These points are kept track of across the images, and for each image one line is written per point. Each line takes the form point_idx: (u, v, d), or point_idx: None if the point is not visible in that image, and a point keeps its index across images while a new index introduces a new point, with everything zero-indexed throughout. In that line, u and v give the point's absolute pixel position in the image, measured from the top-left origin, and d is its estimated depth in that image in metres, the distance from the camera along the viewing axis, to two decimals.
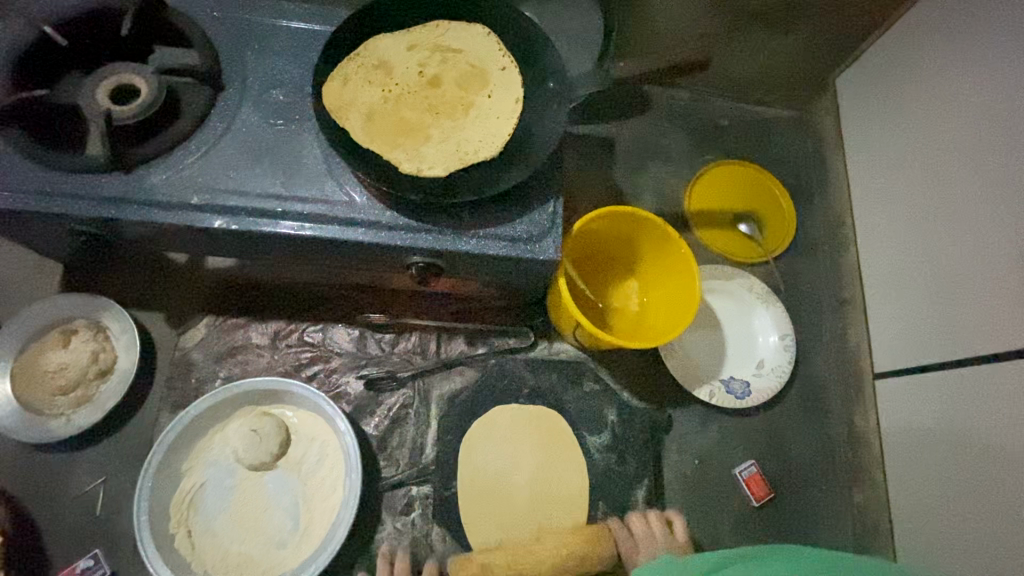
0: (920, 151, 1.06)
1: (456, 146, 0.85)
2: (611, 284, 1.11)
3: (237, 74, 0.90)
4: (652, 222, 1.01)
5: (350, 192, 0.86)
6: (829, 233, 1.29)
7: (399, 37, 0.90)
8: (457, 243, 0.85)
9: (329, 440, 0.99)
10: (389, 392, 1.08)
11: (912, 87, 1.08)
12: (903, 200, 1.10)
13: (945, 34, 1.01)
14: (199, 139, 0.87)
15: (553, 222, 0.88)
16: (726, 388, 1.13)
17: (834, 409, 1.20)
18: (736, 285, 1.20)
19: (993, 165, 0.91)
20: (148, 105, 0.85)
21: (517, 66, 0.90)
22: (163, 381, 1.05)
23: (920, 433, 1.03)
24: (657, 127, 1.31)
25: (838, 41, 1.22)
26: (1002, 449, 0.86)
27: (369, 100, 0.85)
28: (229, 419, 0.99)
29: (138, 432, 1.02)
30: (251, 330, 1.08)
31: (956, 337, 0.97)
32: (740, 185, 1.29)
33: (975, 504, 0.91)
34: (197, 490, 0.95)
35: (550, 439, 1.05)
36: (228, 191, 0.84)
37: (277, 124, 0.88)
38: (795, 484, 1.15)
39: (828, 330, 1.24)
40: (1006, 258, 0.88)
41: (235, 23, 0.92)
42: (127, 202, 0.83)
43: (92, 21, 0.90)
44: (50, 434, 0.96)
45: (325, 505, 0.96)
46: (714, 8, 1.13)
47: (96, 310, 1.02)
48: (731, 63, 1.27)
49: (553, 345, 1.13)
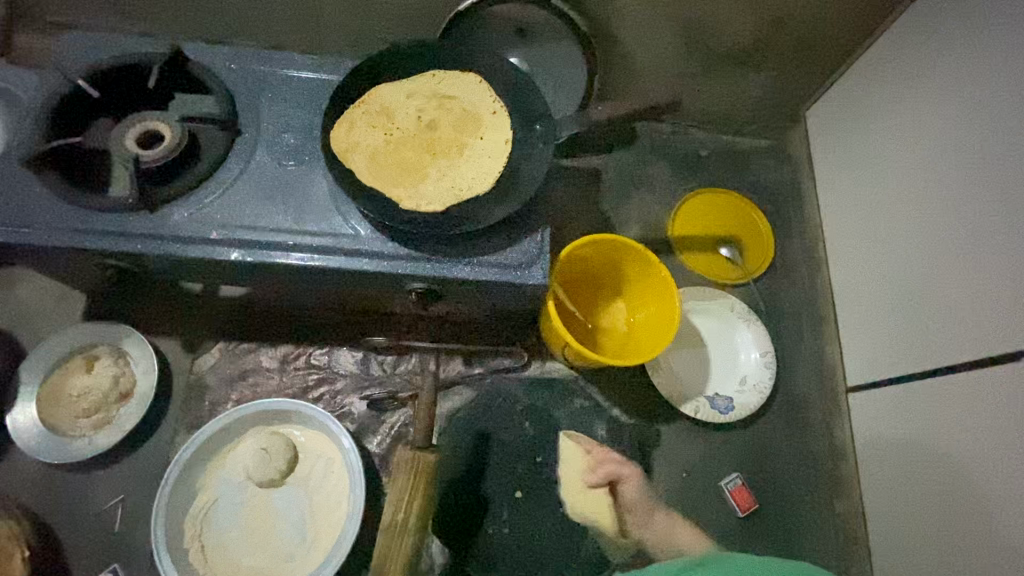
0: (886, 179, 1.14)
1: (451, 184, 0.93)
2: (600, 306, 1.18)
3: (252, 120, 0.99)
4: (635, 249, 1.08)
5: (356, 226, 0.94)
6: (806, 255, 1.37)
7: (399, 86, 0.99)
8: (453, 270, 0.93)
9: (335, 457, 1.05)
10: (391, 412, 1.14)
11: (876, 120, 1.17)
12: (872, 224, 1.18)
13: (903, 73, 1.10)
14: (217, 179, 0.95)
15: (542, 250, 0.96)
16: (710, 403, 1.20)
17: (815, 423, 1.25)
18: (719, 305, 1.27)
19: (950, 192, 0.99)
20: (171, 149, 0.94)
21: (507, 110, 0.99)
22: (178, 403, 1.11)
23: (897, 443, 1.09)
24: (641, 158, 1.40)
25: (807, 78, 1.32)
26: (971, 456, 0.92)
27: (372, 143, 0.94)
28: (240, 438, 1.05)
29: (155, 452, 1.08)
30: (261, 354, 1.15)
31: (926, 352, 1.03)
32: (720, 212, 1.37)
33: (949, 508, 0.96)
34: (210, 507, 1.01)
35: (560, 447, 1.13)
36: (243, 226, 0.92)
37: (288, 165, 0.97)
38: (779, 494, 1.20)
39: (807, 346, 1.31)
40: (965, 278, 0.96)
41: (250, 74, 1.02)
42: (153, 238, 0.91)
43: (121, 73, 0.99)
44: (74, 454, 1.02)
45: (330, 519, 1.01)
46: (691, 50, 1.23)
47: (117, 337, 1.09)
48: (709, 98, 1.37)
49: (546, 365, 1.20)
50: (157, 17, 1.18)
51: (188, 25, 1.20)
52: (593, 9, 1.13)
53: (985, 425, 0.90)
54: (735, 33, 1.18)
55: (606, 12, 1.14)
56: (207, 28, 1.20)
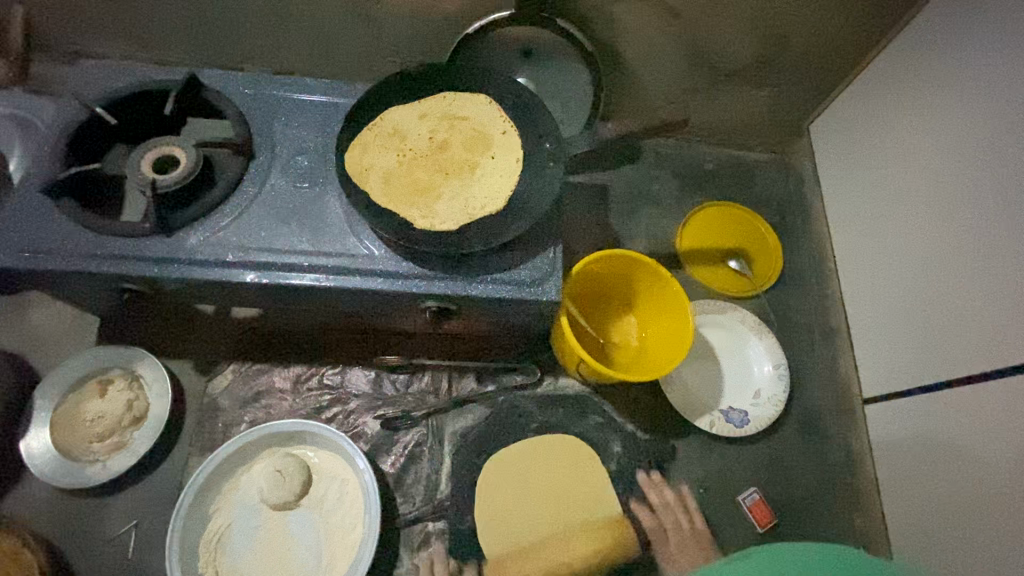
0: (894, 191, 1.15)
1: (464, 203, 0.95)
2: (612, 320, 1.19)
3: (266, 144, 1.00)
4: (647, 264, 1.09)
5: (370, 246, 0.94)
6: (814, 267, 1.37)
7: (411, 108, 1.01)
8: (467, 288, 0.93)
9: (349, 478, 1.04)
10: (405, 431, 1.13)
11: (881, 132, 1.19)
12: (882, 235, 1.19)
13: (907, 86, 1.12)
14: (232, 203, 0.96)
15: (554, 267, 0.96)
16: (725, 417, 1.19)
17: (831, 435, 1.24)
18: (729, 318, 1.27)
19: (959, 202, 1.00)
20: (186, 174, 0.95)
21: (516, 129, 1.01)
22: (192, 426, 1.11)
23: (919, 456, 1.07)
24: (647, 173, 1.42)
25: (810, 91, 1.33)
26: (994, 466, 0.91)
27: (385, 164, 0.95)
28: (254, 461, 1.05)
29: (168, 476, 1.08)
30: (274, 375, 1.15)
31: (942, 362, 1.03)
32: (727, 225, 1.37)
33: (972, 521, 0.95)
34: (225, 531, 1.00)
35: (562, 464, 1.11)
36: (259, 248, 0.93)
37: (302, 187, 0.98)
38: (797, 508, 1.18)
39: (819, 358, 1.30)
40: (978, 287, 0.96)
41: (265, 99, 1.04)
42: (169, 262, 0.92)
43: (137, 101, 1.01)
44: (87, 480, 1.02)
45: (346, 542, 1.00)
46: (694, 67, 1.25)
47: (131, 360, 1.09)
48: (714, 113, 1.38)
49: (559, 381, 1.19)
50: (171, 44, 1.20)
51: (202, 52, 1.22)
52: (598, 30, 1.15)
53: (1007, 435, 0.89)
54: (738, 49, 1.20)
55: (611, 32, 1.16)
56: (221, 55, 1.23)
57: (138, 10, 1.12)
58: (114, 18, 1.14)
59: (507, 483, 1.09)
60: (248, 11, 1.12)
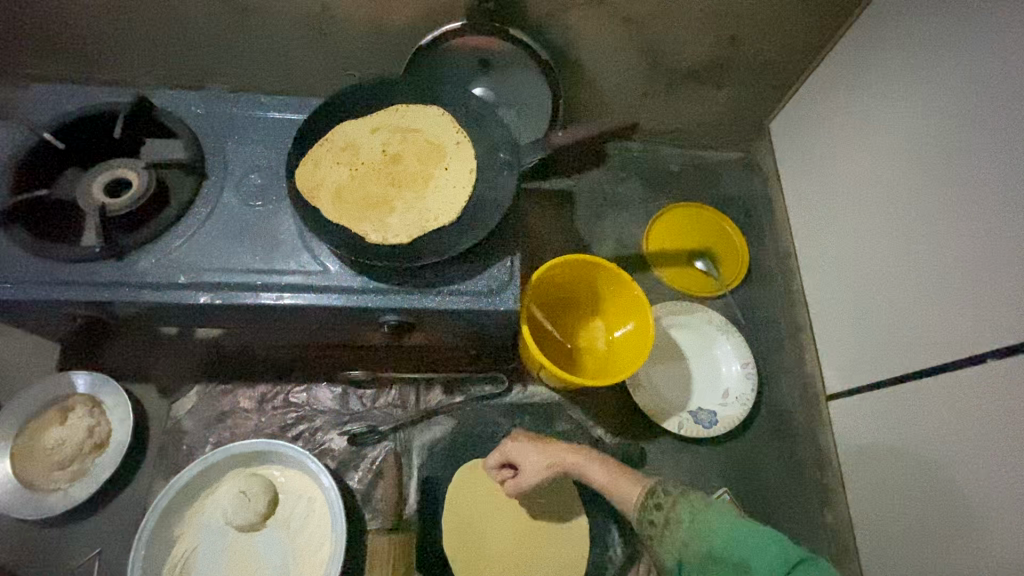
0: (851, 187, 1.17)
1: (417, 215, 0.94)
2: (578, 326, 1.19)
3: (218, 163, 1.00)
4: (607, 268, 1.09)
5: (324, 262, 0.94)
6: (780, 265, 1.38)
7: (363, 122, 1.00)
8: (424, 301, 0.93)
9: (315, 496, 1.04)
10: (372, 448, 1.12)
11: (837, 129, 1.20)
12: (843, 231, 1.20)
13: (859, 83, 1.13)
14: (185, 224, 0.96)
15: (511, 276, 0.96)
16: (694, 418, 1.19)
17: (800, 432, 1.25)
18: (696, 318, 1.27)
19: (913, 197, 1.01)
20: (138, 196, 0.94)
21: (470, 139, 1.01)
22: (155, 450, 1.10)
23: (882, 449, 1.08)
24: (612, 176, 1.42)
25: (769, 92, 1.35)
26: (953, 458, 0.92)
27: (337, 179, 0.95)
28: (219, 482, 1.03)
29: (132, 502, 1.07)
30: (238, 395, 1.14)
31: (903, 355, 1.03)
32: (692, 226, 1.38)
33: (939, 516, 0.95)
34: (190, 555, 0.98)
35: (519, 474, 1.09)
36: (211, 268, 0.93)
37: (255, 206, 0.98)
38: (767, 507, 1.19)
39: (788, 355, 1.31)
40: (936, 279, 0.96)
41: (217, 117, 1.03)
42: (120, 286, 0.91)
43: (86, 124, 1.00)
44: (47, 509, 1.00)
45: (313, 560, 0.99)
46: (653, 70, 1.26)
47: (92, 386, 1.08)
48: (675, 115, 1.39)
49: (527, 389, 1.19)
50: (126, 64, 1.19)
51: (158, 71, 1.21)
52: (554, 37, 1.15)
53: (965, 427, 0.90)
54: (694, 51, 1.21)
55: (566, 39, 1.16)
56: (177, 75, 1.22)
57: (90, 33, 1.11)
58: (66, 41, 1.13)
59: (480, 493, 1.07)
60: (202, 30, 1.11)
